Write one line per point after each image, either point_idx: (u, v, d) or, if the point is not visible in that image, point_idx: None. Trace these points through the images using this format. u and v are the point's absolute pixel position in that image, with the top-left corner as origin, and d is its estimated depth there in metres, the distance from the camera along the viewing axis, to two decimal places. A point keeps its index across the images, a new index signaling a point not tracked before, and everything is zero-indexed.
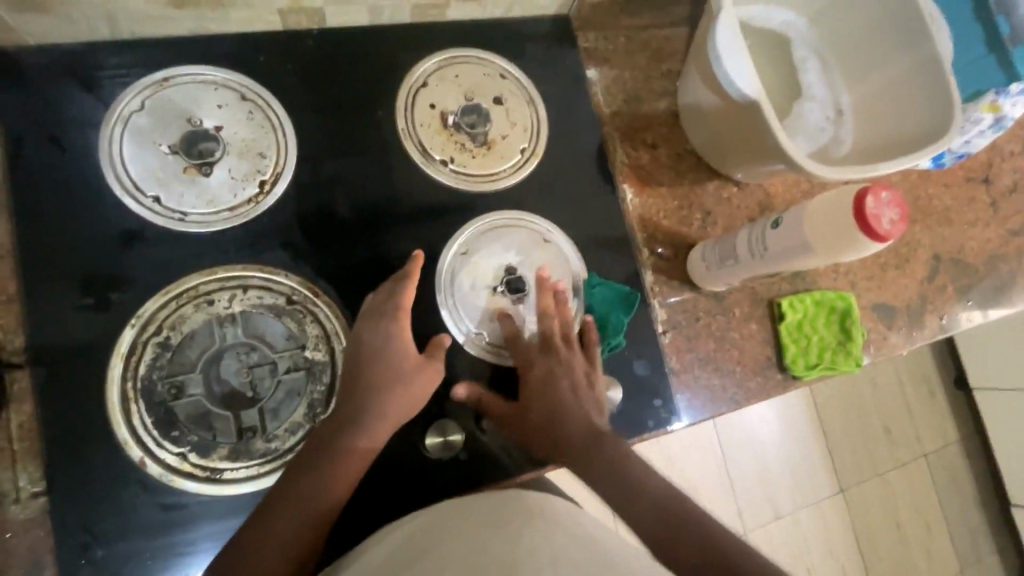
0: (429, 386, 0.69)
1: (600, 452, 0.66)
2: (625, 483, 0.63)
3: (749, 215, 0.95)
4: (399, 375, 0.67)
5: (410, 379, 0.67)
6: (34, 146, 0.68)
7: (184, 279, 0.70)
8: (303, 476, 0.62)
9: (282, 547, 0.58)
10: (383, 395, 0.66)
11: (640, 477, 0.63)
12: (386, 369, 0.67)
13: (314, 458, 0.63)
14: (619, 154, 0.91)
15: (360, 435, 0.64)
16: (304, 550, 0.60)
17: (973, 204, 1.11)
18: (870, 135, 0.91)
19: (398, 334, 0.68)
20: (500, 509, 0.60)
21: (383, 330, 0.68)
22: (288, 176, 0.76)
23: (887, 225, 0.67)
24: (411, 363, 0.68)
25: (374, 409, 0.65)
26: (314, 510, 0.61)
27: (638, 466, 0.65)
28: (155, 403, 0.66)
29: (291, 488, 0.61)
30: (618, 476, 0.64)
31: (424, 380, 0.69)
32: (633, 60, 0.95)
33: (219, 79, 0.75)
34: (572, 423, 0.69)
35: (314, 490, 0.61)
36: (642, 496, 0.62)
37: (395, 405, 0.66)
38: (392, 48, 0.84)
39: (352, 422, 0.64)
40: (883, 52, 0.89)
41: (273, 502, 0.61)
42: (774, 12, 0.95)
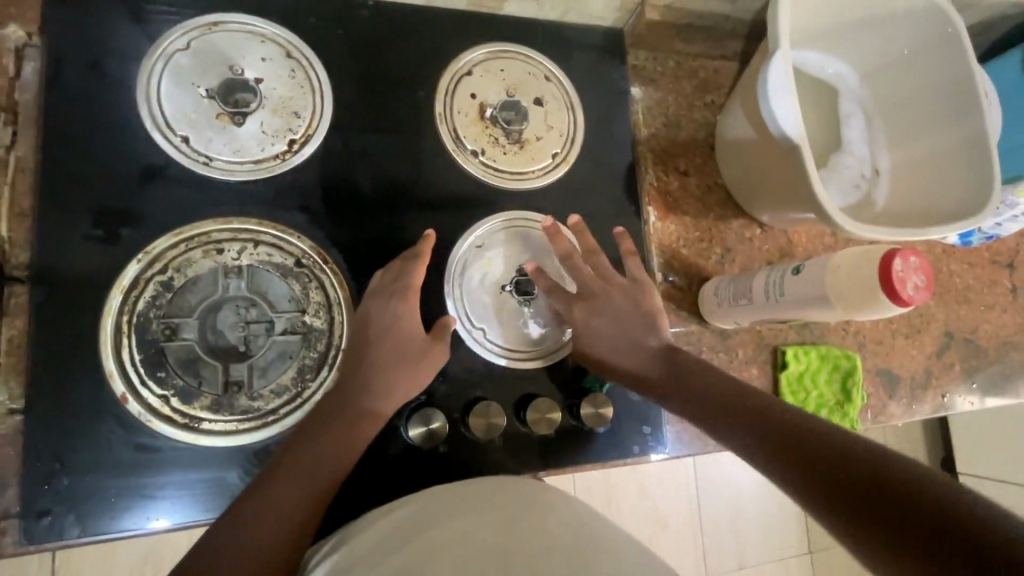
0: (429, 374, 0.68)
1: (771, 429, 0.58)
2: (804, 466, 0.52)
3: (768, 259, 0.94)
4: (401, 358, 0.66)
5: (411, 363, 0.67)
6: (75, 67, 0.68)
7: (198, 223, 0.70)
8: (308, 449, 0.60)
9: (285, 519, 0.56)
10: (384, 375, 0.65)
11: (827, 449, 0.52)
12: (389, 349, 0.66)
13: (318, 431, 0.62)
14: (649, 176, 0.91)
15: (352, 413, 0.63)
16: (305, 522, 0.57)
17: (993, 287, 1.09)
18: (903, 200, 0.90)
19: (404, 316, 0.68)
20: (494, 498, 0.59)
21: (390, 309, 0.68)
22: (318, 140, 0.75)
23: (911, 290, 0.67)
24: (414, 347, 0.67)
25: (373, 387, 0.64)
26: (317, 485, 0.59)
27: (826, 440, 0.53)
28: (147, 341, 0.65)
29: (298, 462, 0.60)
30: (793, 458, 0.54)
31: (424, 366, 0.67)
32: (678, 85, 0.94)
33: (268, 33, 0.75)
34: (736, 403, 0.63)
35: (318, 465, 0.60)
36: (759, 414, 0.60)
37: (394, 387, 0.65)
38: (443, 32, 0.84)
39: (349, 397, 0.64)
40: (930, 120, 0.88)
41: (270, 476, 0.59)
42: (828, 60, 0.93)
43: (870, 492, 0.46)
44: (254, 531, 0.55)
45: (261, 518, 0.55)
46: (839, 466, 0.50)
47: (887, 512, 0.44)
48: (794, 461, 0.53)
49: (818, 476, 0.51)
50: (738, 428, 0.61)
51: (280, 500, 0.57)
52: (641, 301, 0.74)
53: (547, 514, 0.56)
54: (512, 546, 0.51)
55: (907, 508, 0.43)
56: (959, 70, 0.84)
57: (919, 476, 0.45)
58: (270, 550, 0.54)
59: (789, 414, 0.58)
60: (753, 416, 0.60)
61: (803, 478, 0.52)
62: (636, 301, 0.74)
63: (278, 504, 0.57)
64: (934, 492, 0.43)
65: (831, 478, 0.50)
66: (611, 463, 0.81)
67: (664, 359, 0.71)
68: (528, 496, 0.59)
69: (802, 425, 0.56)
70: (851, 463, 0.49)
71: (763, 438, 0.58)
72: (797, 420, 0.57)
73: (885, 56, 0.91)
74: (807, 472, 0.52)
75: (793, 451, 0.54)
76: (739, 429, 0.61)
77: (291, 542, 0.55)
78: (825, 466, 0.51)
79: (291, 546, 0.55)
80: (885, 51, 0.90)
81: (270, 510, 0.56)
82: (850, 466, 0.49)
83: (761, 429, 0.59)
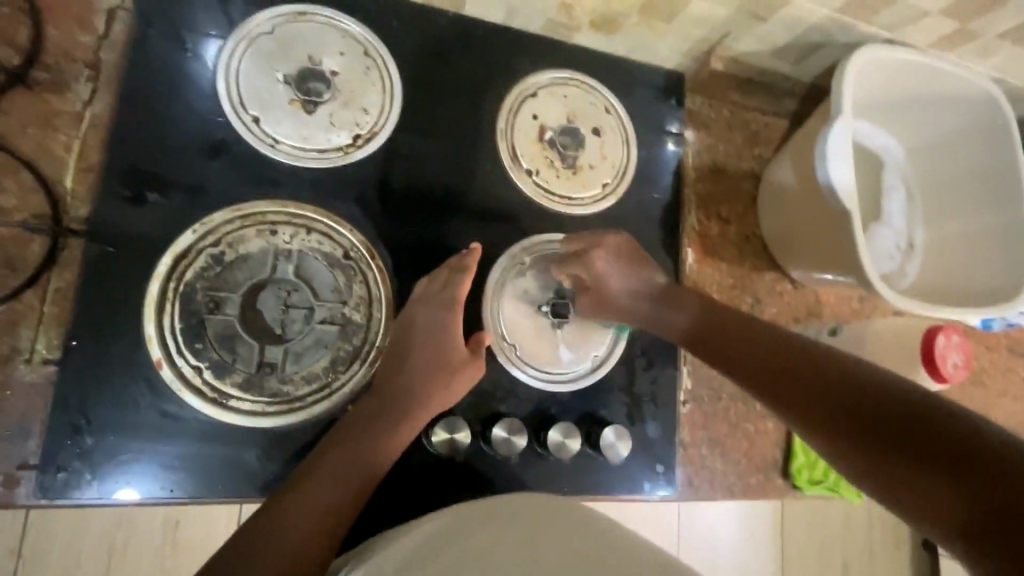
0: (467, 385, 0.70)
1: (782, 369, 0.63)
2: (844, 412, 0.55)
3: (795, 316, 0.95)
4: (441, 369, 0.69)
5: (450, 374, 0.69)
6: (161, 35, 0.70)
7: (256, 203, 0.71)
8: (346, 447, 0.62)
9: (322, 511, 0.58)
10: (427, 381, 0.67)
11: (862, 391, 0.55)
12: (430, 356, 0.68)
13: (358, 430, 0.63)
14: (691, 219, 0.92)
15: (392, 416, 0.65)
16: (339, 517, 0.59)
17: (1008, 373, 1.10)
18: (934, 277, 0.92)
19: (448, 325, 0.70)
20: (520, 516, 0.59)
21: (436, 315, 0.70)
22: (383, 138, 0.77)
23: (950, 367, 0.71)
24: (454, 358, 0.69)
25: (414, 390, 0.67)
26: (351, 484, 0.61)
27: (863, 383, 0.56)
28: (190, 311, 0.66)
29: (340, 459, 0.61)
30: (802, 389, 0.59)
31: (462, 379, 0.70)
32: (730, 134, 0.96)
33: (349, 29, 0.77)
34: (753, 347, 0.67)
35: (355, 463, 0.62)
36: (768, 358, 0.65)
37: (434, 393, 0.68)
38: (513, 52, 0.86)
39: (388, 400, 0.66)
40: (968, 204, 0.91)
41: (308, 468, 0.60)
42: (877, 132, 0.96)
43: (900, 427, 0.50)
44: (293, 522, 0.56)
45: (298, 509, 0.57)
46: (878, 405, 0.53)
47: (916, 443, 0.48)
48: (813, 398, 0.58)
49: (837, 413, 0.55)
50: (767, 378, 0.63)
51: (321, 496, 0.59)
52: (640, 271, 0.76)
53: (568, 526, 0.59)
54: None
55: (931, 436, 0.48)
56: (1005, 159, 0.86)
57: (952, 409, 0.49)
58: (305, 540, 0.56)
59: (795, 353, 0.63)
60: (782, 364, 0.63)
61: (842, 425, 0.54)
62: (637, 267, 0.76)
63: (315, 496, 0.59)
64: (965, 424, 0.47)
65: (868, 419, 0.53)
66: (619, 497, 0.81)
67: (677, 309, 0.74)
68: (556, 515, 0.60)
69: (832, 367, 0.59)
70: (878, 400, 0.53)
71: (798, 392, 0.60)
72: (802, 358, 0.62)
73: (933, 136, 0.93)
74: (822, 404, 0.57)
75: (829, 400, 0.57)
76: (774, 385, 0.62)
77: (326, 533, 0.58)
78: (864, 411, 0.54)
79: (331, 534, 0.58)
80: (934, 132, 0.93)
81: (307, 503, 0.58)
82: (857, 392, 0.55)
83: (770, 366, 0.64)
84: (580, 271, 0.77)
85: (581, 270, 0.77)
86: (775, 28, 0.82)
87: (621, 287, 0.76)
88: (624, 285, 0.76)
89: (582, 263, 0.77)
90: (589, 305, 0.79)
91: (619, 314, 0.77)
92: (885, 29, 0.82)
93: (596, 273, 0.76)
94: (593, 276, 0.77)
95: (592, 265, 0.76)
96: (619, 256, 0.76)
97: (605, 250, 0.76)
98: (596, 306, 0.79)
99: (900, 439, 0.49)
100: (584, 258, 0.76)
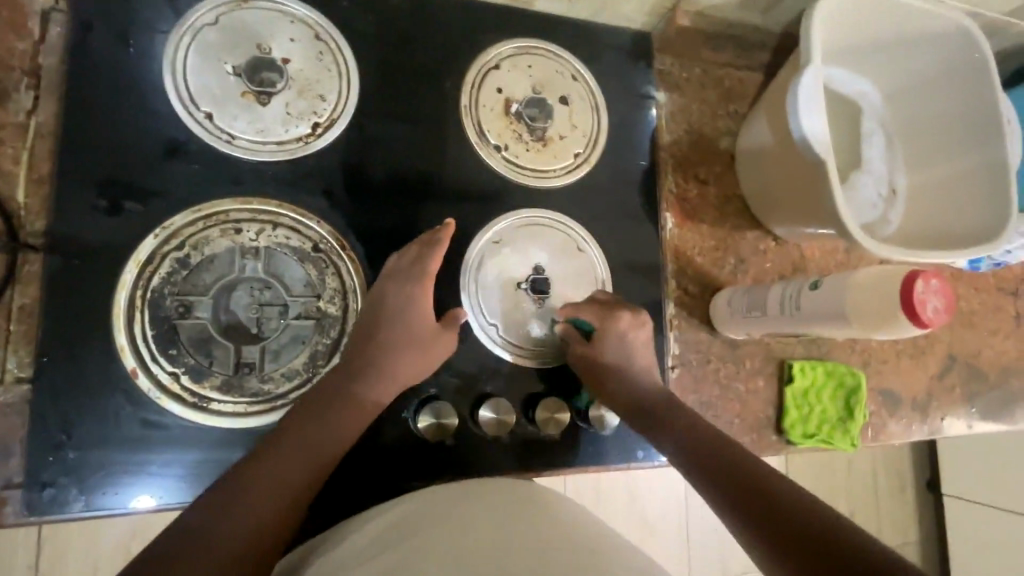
0: (438, 356, 0.70)
1: (749, 491, 0.56)
2: (777, 532, 0.52)
3: (780, 273, 0.94)
4: (413, 342, 0.68)
5: (420, 347, 0.69)
6: (101, 35, 0.67)
7: (218, 201, 0.69)
8: (308, 422, 0.61)
9: (280, 483, 0.57)
10: (394, 358, 0.67)
11: (841, 547, 0.48)
12: (399, 329, 0.68)
13: (322, 406, 0.63)
14: (669, 183, 0.90)
15: (358, 392, 0.65)
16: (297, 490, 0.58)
17: (997, 312, 1.09)
18: (918, 222, 0.91)
19: (417, 299, 0.69)
20: (488, 500, 0.59)
21: (403, 291, 0.69)
22: (343, 125, 0.74)
23: (931, 313, 0.67)
24: (425, 333, 0.69)
25: (381, 366, 0.66)
26: (313, 456, 0.60)
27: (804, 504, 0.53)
28: (160, 317, 0.65)
29: (311, 435, 0.61)
30: (772, 525, 0.52)
31: (432, 351, 0.70)
32: (703, 93, 0.94)
33: (296, 13, 0.74)
34: (723, 457, 0.61)
35: (317, 436, 0.61)
36: (733, 478, 0.58)
37: (402, 367, 0.67)
38: (472, 25, 0.83)
39: (357, 375, 0.65)
40: (949, 145, 0.89)
41: (270, 443, 0.60)
42: (852, 79, 0.93)
43: None
44: (250, 493, 0.55)
45: (257, 481, 0.57)
46: None
47: None
48: (780, 539, 0.51)
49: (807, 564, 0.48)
50: (741, 504, 0.56)
51: (293, 468, 0.58)
52: (649, 351, 0.75)
53: (544, 514, 0.58)
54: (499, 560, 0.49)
55: None
56: (981, 94, 0.84)
57: None
58: (260, 512, 0.55)
59: (769, 477, 0.57)
60: (752, 489, 0.56)
61: None
62: (647, 344, 0.75)
63: (274, 469, 0.58)
64: None
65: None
66: (614, 466, 0.81)
67: (660, 400, 0.70)
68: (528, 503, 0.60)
69: (804, 508, 0.53)
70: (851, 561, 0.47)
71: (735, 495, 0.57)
72: (773, 488, 0.56)
73: (909, 78, 0.91)
74: (792, 553, 0.50)
75: (767, 515, 0.53)
76: (744, 508, 0.55)
77: (282, 503, 0.57)
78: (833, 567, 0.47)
79: (287, 505, 0.57)
80: (910, 73, 0.91)
81: (266, 477, 0.57)
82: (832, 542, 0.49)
83: (740, 485, 0.57)
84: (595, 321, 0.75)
85: (592, 319, 0.75)
86: None
87: (625, 354, 0.73)
88: (636, 353, 0.73)
89: (608, 313, 0.75)
90: (580, 355, 0.74)
91: (607, 379, 0.73)
92: None
93: (607, 329, 0.74)
94: (604, 333, 0.74)
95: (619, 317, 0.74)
96: (641, 328, 0.75)
97: (633, 316, 0.75)
98: (585, 359, 0.74)
99: None
100: (600, 309, 0.75)
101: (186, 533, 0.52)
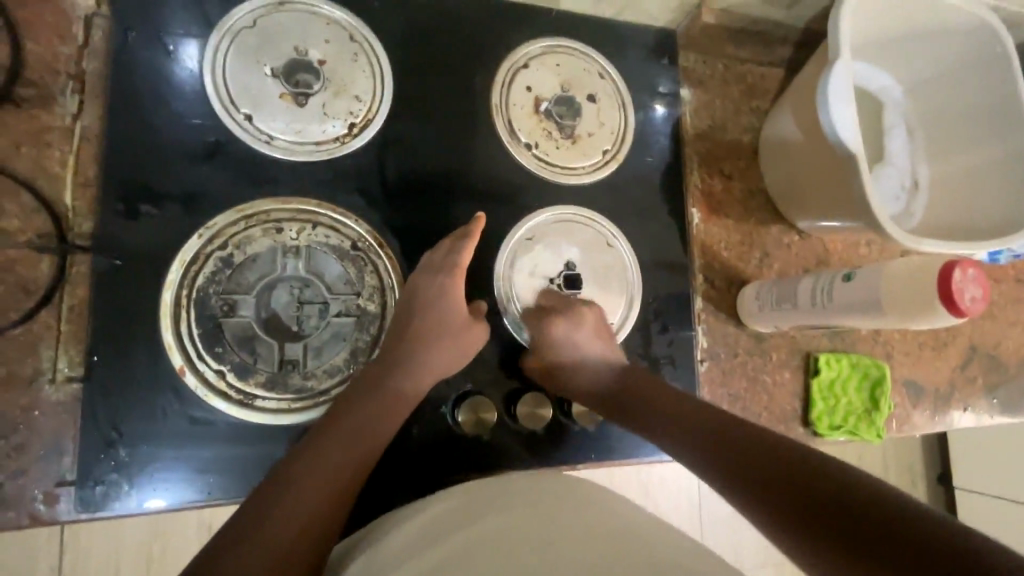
0: (470, 347, 0.71)
1: (717, 443, 0.57)
2: (769, 487, 0.50)
3: (805, 266, 0.95)
4: (445, 332, 0.69)
5: (452, 338, 0.70)
6: (142, 39, 0.68)
7: (258, 202, 0.70)
8: (348, 417, 0.61)
9: (331, 475, 0.56)
10: (427, 349, 0.68)
11: (799, 474, 0.49)
12: (431, 320, 0.68)
13: (361, 400, 0.63)
14: (694, 178, 0.91)
15: (395, 384, 0.65)
16: (347, 483, 0.57)
17: (1018, 304, 1.10)
18: (942, 214, 0.91)
19: (449, 291, 0.70)
20: (536, 495, 0.59)
21: (436, 284, 0.69)
22: (377, 125, 0.75)
23: (968, 301, 0.67)
24: (456, 324, 0.70)
25: (416, 358, 0.67)
26: (359, 450, 0.60)
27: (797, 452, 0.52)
28: (206, 316, 0.66)
29: (350, 429, 0.61)
30: (743, 470, 0.53)
31: (463, 342, 0.71)
32: (725, 89, 0.95)
33: (331, 14, 0.75)
34: (697, 416, 0.61)
35: (359, 429, 0.61)
36: (698, 433, 0.59)
37: (436, 358, 0.68)
38: (501, 25, 0.84)
39: (392, 367, 0.66)
40: (972, 137, 0.89)
41: (312, 442, 0.59)
42: (875, 73, 0.94)
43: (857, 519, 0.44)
44: (301, 486, 0.54)
45: (305, 477, 0.55)
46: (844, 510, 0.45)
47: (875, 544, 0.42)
48: (749, 476, 0.52)
49: (775, 494, 0.50)
50: (709, 452, 0.57)
51: (332, 461, 0.57)
52: (595, 336, 0.75)
53: (589, 509, 0.58)
54: (552, 555, 0.49)
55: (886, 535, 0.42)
56: (1004, 88, 0.85)
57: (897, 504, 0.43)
58: (316, 503, 0.54)
59: (726, 426, 0.58)
60: (720, 437, 0.57)
61: (785, 518, 0.48)
62: (594, 331, 0.75)
63: (323, 463, 0.57)
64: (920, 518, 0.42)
65: (811, 505, 0.47)
66: (646, 458, 0.82)
67: (619, 379, 0.71)
68: (572, 497, 0.60)
69: (764, 446, 0.54)
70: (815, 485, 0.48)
71: (712, 452, 0.57)
72: (738, 434, 0.57)
73: (932, 72, 0.92)
74: (762, 487, 0.51)
75: (759, 477, 0.51)
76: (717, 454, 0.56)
77: (334, 495, 0.56)
78: (803, 494, 0.48)
79: (340, 496, 0.56)
80: (933, 67, 0.92)
81: (313, 471, 0.56)
82: (796, 470, 0.50)
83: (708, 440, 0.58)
84: (546, 331, 0.74)
85: (537, 329, 0.76)
86: None
87: (569, 347, 0.73)
88: (585, 345, 0.74)
89: (546, 319, 0.75)
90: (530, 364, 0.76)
91: (561, 376, 0.74)
92: None
93: (547, 336, 0.74)
94: (549, 341, 0.74)
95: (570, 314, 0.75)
96: (580, 322, 0.75)
97: (571, 316, 0.75)
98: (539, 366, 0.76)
99: (859, 542, 0.43)
100: (540, 315, 0.76)
101: (236, 530, 0.51)
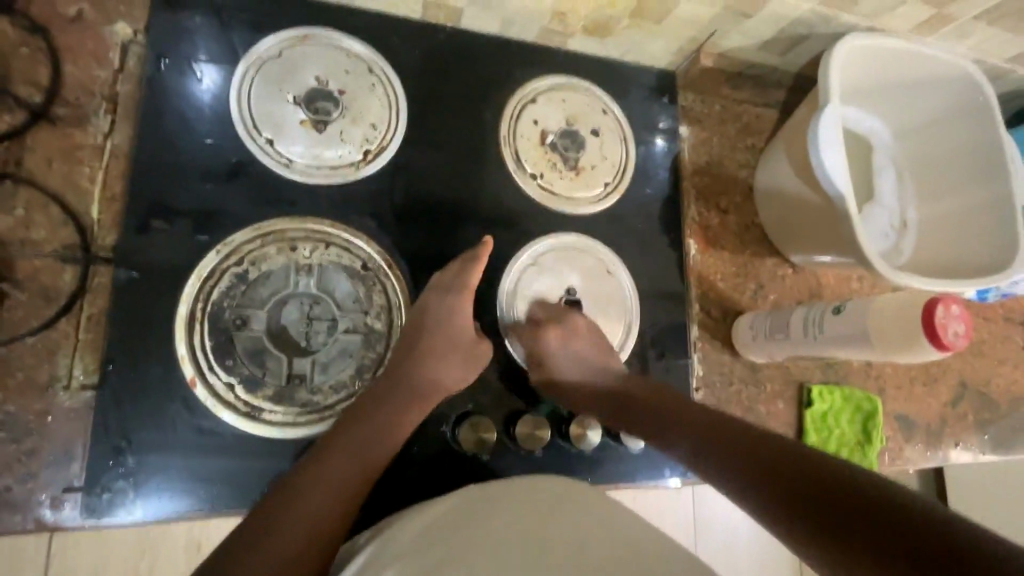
0: (476, 366, 0.74)
1: (715, 433, 0.60)
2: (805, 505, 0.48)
3: (798, 299, 0.98)
4: (452, 353, 0.71)
5: (459, 357, 0.72)
6: (173, 65, 0.72)
7: (274, 220, 0.73)
8: (358, 427, 0.64)
9: (343, 481, 0.60)
10: (436, 366, 0.70)
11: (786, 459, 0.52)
12: (439, 340, 0.71)
13: (370, 411, 0.65)
14: (691, 211, 0.95)
15: (403, 398, 0.67)
16: (356, 488, 0.61)
17: (1006, 342, 1.12)
18: (929, 252, 0.95)
19: (457, 312, 0.72)
20: (539, 498, 0.62)
21: (444, 306, 0.72)
22: (391, 153, 0.79)
23: (951, 336, 0.70)
24: (463, 346, 0.73)
25: (424, 374, 0.69)
26: (366, 460, 0.62)
27: (838, 468, 0.49)
28: (219, 329, 0.68)
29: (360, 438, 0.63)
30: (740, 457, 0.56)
31: (470, 362, 0.73)
32: (723, 128, 0.99)
33: (351, 48, 0.80)
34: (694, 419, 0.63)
35: (368, 439, 0.63)
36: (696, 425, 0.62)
37: (444, 376, 0.70)
38: (511, 62, 0.89)
39: (400, 384, 0.68)
40: (957, 181, 0.94)
41: (323, 449, 0.61)
42: (865, 117, 0.99)
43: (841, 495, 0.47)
44: (312, 493, 0.57)
45: (316, 485, 0.58)
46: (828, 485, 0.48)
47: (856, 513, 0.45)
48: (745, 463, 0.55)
49: (770, 479, 0.52)
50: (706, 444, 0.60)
51: (343, 468, 0.60)
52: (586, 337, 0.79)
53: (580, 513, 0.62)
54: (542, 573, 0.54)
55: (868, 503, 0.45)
56: (986, 136, 0.90)
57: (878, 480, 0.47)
58: (327, 508, 0.57)
59: (719, 420, 0.61)
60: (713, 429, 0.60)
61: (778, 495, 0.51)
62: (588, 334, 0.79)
63: (335, 470, 0.60)
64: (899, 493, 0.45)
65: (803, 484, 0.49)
66: (642, 483, 0.83)
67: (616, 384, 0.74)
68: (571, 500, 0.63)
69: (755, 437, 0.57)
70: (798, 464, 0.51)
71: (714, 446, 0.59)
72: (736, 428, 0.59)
73: (918, 118, 0.97)
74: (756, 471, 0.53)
75: (813, 506, 0.48)
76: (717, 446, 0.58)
77: (344, 500, 0.59)
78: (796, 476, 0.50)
79: (350, 497, 0.60)
80: (919, 113, 0.96)
81: (324, 478, 0.59)
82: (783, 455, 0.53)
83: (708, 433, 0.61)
84: (545, 331, 0.78)
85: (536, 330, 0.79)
86: (761, 23, 0.86)
87: (575, 356, 0.77)
88: (577, 350, 0.78)
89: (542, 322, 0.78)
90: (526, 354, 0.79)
91: (553, 367, 0.77)
92: (864, 17, 0.85)
93: (542, 340, 0.77)
94: (545, 345, 0.77)
95: (578, 327, 0.79)
96: (568, 336, 0.78)
97: (556, 332, 0.78)
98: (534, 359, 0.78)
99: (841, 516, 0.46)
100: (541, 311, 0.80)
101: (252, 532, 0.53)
